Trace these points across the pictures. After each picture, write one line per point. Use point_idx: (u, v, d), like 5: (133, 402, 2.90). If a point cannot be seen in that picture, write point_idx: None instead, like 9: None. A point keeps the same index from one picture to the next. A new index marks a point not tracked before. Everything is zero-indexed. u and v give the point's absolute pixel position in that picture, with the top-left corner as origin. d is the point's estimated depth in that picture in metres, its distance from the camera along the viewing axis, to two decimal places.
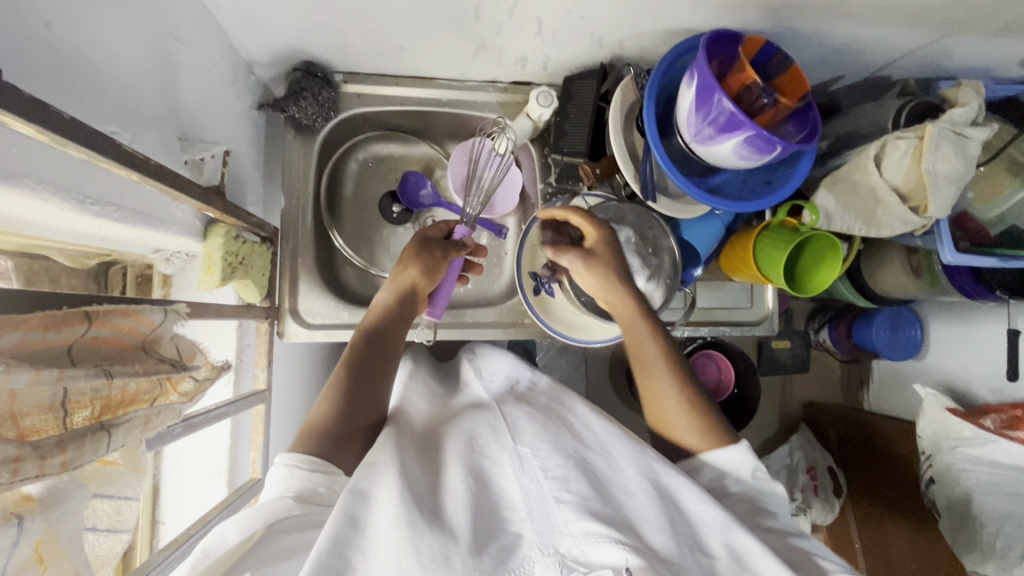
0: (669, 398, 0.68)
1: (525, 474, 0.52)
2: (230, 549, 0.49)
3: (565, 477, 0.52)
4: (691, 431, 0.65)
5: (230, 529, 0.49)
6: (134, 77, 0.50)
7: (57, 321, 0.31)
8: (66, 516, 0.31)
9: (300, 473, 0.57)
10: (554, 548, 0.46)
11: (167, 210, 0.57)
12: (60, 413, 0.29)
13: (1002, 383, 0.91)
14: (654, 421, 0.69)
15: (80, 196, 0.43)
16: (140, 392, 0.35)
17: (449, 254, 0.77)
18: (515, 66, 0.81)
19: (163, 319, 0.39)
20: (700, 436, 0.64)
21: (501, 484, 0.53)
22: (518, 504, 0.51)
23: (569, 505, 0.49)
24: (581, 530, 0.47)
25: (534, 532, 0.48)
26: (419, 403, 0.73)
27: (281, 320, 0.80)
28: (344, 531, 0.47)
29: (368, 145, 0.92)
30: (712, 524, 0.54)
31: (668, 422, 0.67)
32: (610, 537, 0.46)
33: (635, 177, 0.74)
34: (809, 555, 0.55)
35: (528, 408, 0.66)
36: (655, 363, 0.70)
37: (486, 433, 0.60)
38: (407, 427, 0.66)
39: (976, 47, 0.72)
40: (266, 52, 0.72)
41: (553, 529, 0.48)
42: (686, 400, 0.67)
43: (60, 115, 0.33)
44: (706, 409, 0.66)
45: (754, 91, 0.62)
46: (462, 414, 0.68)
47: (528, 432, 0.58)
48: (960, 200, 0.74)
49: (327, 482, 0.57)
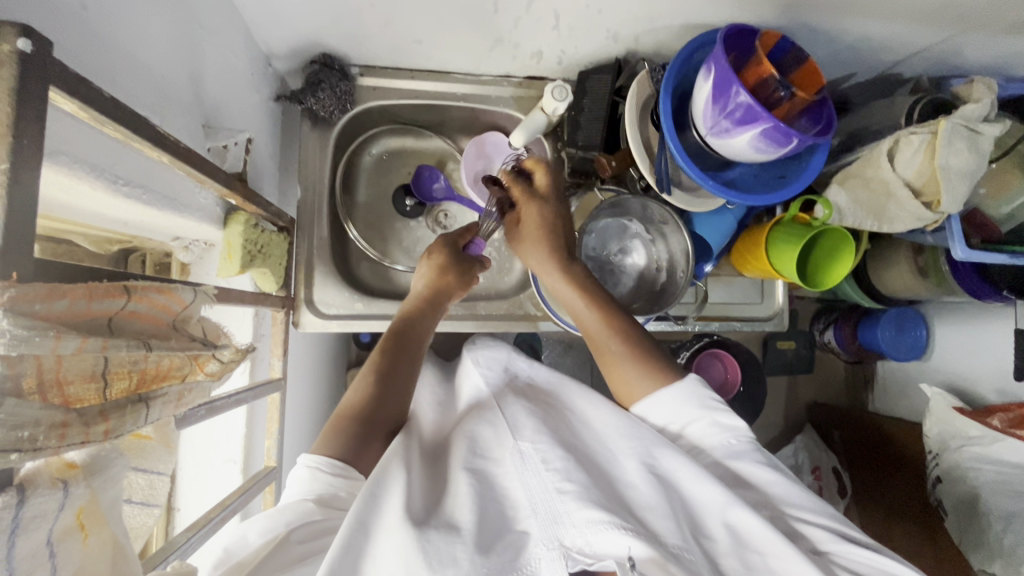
0: (614, 355, 0.68)
1: (527, 470, 0.53)
2: (252, 550, 0.50)
3: (567, 467, 0.52)
4: (641, 378, 0.66)
5: (252, 530, 0.51)
6: (162, 63, 0.50)
7: (101, 292, 0.32)
8: (107, 484, 0.31)
9: (323, 477, 0.57)
10: (559, 541, 0.45)
11: (191, 196, 0.57)
12: (101, 383, 0.30)
13: (1010, 381, 0.91)
14: (616, 391, 0.69)
15: (113, 177, 0.44)
16: (173, 368, 0.36)
17: (475, 272, 0.81)
18: (531, 60, 0.82)
19: (193, 298, 0.39)
20: (649, 380, 0.65)
21: (504, 485, 0.54)
22: (521, 503, 0.51)
23: (571, 496, 0.48)
24: (584, 519, 0.46)
25: (538, 528, 0.47)
26: (428, 412, 0.73)
27: (295, 311, 0.81)
28: (355, 537, 0.46)
29: (382, 139, 0.92)
30: (710, 506, 0.51)
31: (620, 376, 0.68)
32: (614, 525, 0.45)
33: (651, 171, 0.75)
34: (789, 522, 0.53)
35: (526, 401, 0.67)
36: (596, 327, 0.71)
37: (487, 434, 0.61)
38: (418, 438, 0.66)
39: (990, 45, 0.73)
40: (285, 43, 0.72)
41: (558, 522, 0.47)
42: (629, 350, 0.68)
43: (102, 95, 0.34)
44: (651, 355, 0.67)
45: (770, 85, 0.63)
46: (466, 417, 0.69)
47: (528, 428, 0.59)
48: (971, 197, 0.75)
49: (349, 487, 0.58)
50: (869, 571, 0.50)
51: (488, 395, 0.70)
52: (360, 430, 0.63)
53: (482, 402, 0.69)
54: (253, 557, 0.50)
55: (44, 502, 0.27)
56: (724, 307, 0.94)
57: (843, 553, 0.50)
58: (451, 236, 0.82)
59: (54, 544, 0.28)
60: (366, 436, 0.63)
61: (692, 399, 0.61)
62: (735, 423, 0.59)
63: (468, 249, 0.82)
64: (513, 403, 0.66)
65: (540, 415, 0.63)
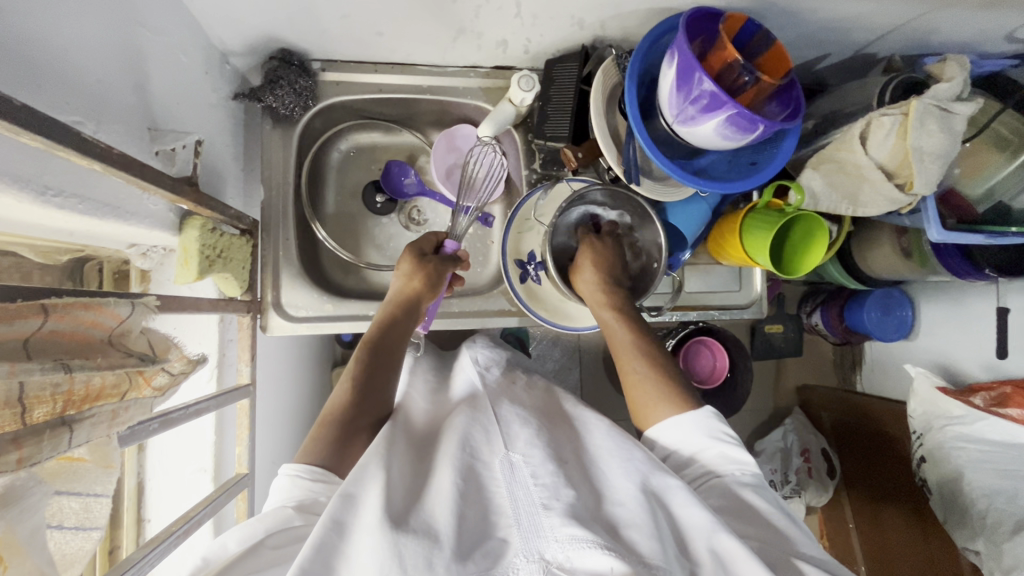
0: (636, 385, 0.68)
1: (515, 481, 0.51)
2: (229, 557, 0.49)
3: (555, 484, 0.50)
4: (655, 411, 0.66)
5: (231, 538, 0.50)
6: (98, 66, 0.48)
7: (9, 313, 0.30)
8: (26, 514, 0.30)
9: (302, 483, 0.57)
10: (539, 554, 0.45)
11: (139, 202, 0.55)
12: (18, 409, 0.29)
13: (993, 360, 0.91)
14: (632, 407, 0.69)
15: (41, 187, 0.42)
16: (107, 388, 0.35)
17: (447, 271, 0.79)
18: (496, 50, 0.80)
19: (130, 312, 0.38)
20: (671, 407, 0.65)
21: (492, 490, 0.52)
22: (505, 509, 0.49)
23: (556, 511, 0.47)
24: (567, 535, 0.45)
25: (519, 539, 0.46)
26: (420, 401, 0.74)
27: (264, 314, 0.79)
28: (329, 537, 0.46)
29: (350, 135, 0.91)
30: (698, 528, 0.51)
31: (637, 396, 0.68)
32: (596, 543, 0.44)
33: (619, 161, 0.73)
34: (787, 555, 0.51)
35: (523, 407, 0.66)
36: (628, 344, 0.71)
37: (479, 434, 0.59)
38: (404, 427, 0.67)
39: (962, 22, 0.71)
40: (239, 40, 0.70)
41: (539, 535, 0.46)
42: (656, 373, 0.68)
43: (11, 103, 0.32)
44: (674, 379, 0.68)
45: (735, 70, 0.61)
46: (457, 408, 0.69)
47: (521, 438, 0.57)
48: (946, 177, 0.73)
49: (328, 491, 0.58)
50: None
51: (482, 391, 0.70)
52: (342, 433, 0.63)
53: (474, 399, 0.69)
54: (228, 562, 0.49)
55: None
56: (703, 297, 0.93)
57: None
58: (420, 243, 0.80)
59: None
60: (348, 436, 0.63)
61: (702, 429, 0.62)
62: (741, 458, 0.60)
63: (441, 251, 0.81)
64: (506, 407, 0.65)
65: (534, 424, 0.62)
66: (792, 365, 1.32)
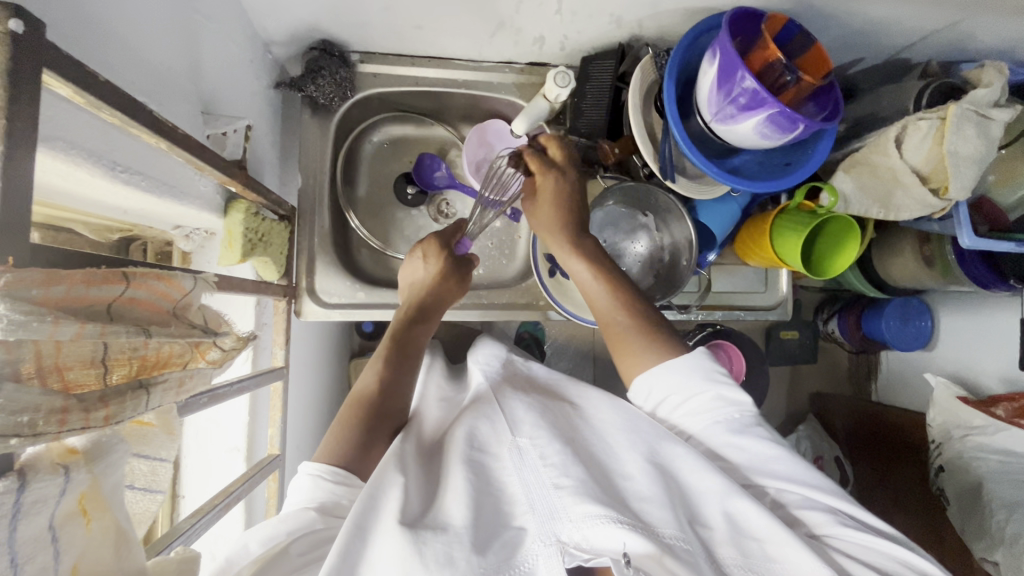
0: (622, 327, 0.68)
1: (526, 466, 0.52)
2: (254, 557, 0.50)
3: (564, 463, 0.51)
4: (646, 352, 0.65)
5: (253, 541, 0.50)
6: (160, 48, 0.50)
7: (97, 278, 0.32)
8: (109, 470, 0.32)
9: (325, 484, 0.56)
10: (555, 537, 0.46)
11: (191, 183, 0.57)
12: (101, 369, 0.31)
13: (1014, 371, 0.91)
14: (621, 368, 0.68)
15: (110, 163, 0.43)
16: (173, 355, 0.36)
17: (465, 274, 0.80)
18: (533, 46, 0.81)
19: (193, 286, 0.39)
20: (652, 355, 0.65)
21: (502, 480, 0.53)
22: (518, 498, 0.50)
23: (568, 490, 0.48)
24: (580, 513, 0.46)
25: (535, 524, 0.47)
26: (433, 408, 0.72)
27: (298, 300, 0.81)
28: (353, 542, 0.46)
29: (383, 127, 0.92)
30: (710, 493, 0.51)
31: (622, 348, 0.67)
32: (609, 517, 0.46)
33: (655, 158, 0.73)
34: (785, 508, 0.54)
35: (523, 395, 0.66)
36: (586, 277, 0.72)
37: (485, 427, 0.59)
38: (416, 434, 0.65)
39: (1000, 30, 0.71)
40: (284, 30, 0.71)
41: (554, 517, 0.47)
42: (630, 312, 0.68)
43: (97, 79, 0.34)
44: (647, 316, 0.68)
45: (776, 69, 0.62)
46: (464, 412, 0.66)
47: (526, 423, 0.58)
48: (979, 184, 0.73)
49: (350, 494, 0.57)
50: (865, 552, 0.50)
51: (485, 388, 0.69)
52: (364, 436, 0.63)
53: (480, 396, 0.68)
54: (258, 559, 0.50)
55: (46, 487, 0.27)
56: (729, 297, 0.93)
57: (839, 536, 0.51)
58: (445, 234, 0.81)
59: (56, 529, 0.29)
60: (369, 440, 0.63)
61: (697, 373, 0.61)
62: (739, 398, 0.59)
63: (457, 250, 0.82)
64: (509, 397, 0.65)
65: (540, 409, 0.62)
66: (810, 370, 1.32)
